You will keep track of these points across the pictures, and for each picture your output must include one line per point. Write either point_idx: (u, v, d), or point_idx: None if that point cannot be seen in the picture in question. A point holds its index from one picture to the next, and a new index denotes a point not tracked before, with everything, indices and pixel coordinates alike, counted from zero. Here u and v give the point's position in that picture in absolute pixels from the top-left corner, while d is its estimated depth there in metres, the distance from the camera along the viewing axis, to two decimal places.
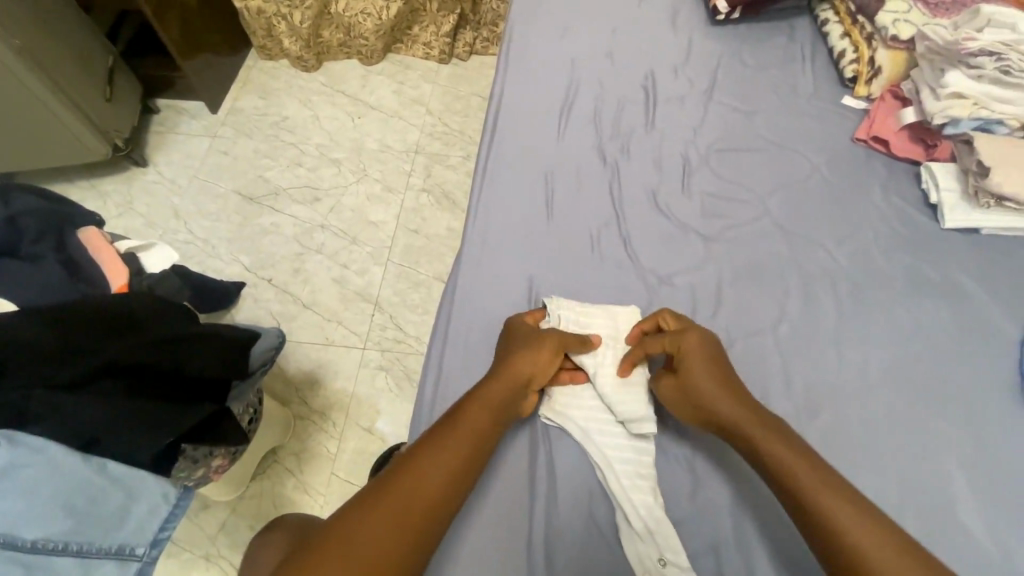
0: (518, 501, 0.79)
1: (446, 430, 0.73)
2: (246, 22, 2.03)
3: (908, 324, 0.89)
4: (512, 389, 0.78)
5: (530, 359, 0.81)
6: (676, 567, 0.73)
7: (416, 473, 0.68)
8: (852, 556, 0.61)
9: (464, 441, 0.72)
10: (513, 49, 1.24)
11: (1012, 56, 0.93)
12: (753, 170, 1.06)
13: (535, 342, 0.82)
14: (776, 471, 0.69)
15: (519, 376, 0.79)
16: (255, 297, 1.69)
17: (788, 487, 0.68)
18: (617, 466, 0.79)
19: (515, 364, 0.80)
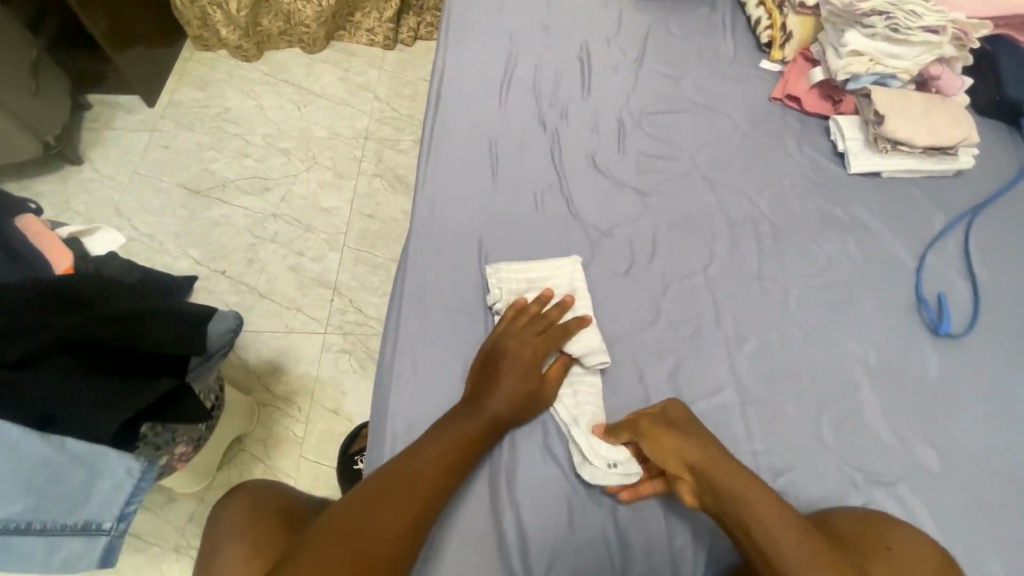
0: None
1: (442, 435, 0.77)
2: (179, 12, 1.98)
3: (822, 260, 0.99)
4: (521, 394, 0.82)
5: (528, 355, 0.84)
6: (622, 471, 0.80)
7: (412, 475, 0.73)
8: None
9: (459, 443, 0.77)
10: (451, 25, 1.28)
11: (898, 15, 1.03)
12: (682, 130, 1.14)
13: (534, 341, 0.85)
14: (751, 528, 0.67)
15: (521, 383, 0.82)
16: (209, 290, 1.67)
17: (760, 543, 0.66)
18: (565, 399, 0.85)
19: (516, 368, 0.83)
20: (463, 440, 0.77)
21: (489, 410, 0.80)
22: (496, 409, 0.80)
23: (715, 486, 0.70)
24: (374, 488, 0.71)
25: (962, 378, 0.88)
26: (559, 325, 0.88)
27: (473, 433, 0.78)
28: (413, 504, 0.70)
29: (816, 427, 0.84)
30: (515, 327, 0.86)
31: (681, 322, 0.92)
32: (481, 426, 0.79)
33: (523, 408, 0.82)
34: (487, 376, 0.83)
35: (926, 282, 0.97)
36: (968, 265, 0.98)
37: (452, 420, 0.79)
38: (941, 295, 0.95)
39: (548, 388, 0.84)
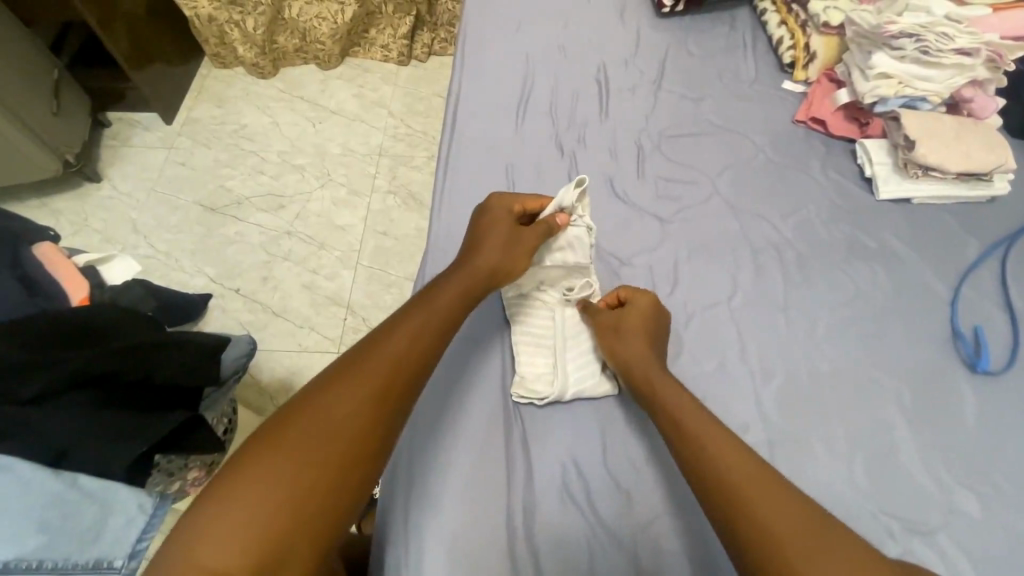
0: (489, 438, 0.85)
1: (428, 298, 0.79)
2: (198, 31, 2.00)
3: (850, 288, 0.95)
4: (498, 267, 0.85)
5: (502, 230, 0.87)
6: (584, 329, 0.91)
7: (399, 331, 0.74)
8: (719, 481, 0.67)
9: (446, 304, 0.79)
10: (467, 47, 1.27)
11: (928, 37, 1.00)
12: (704, 153, 1.11)
13: (506, 218, 0.89)
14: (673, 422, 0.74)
15: (502, 241, 0.86)
16: (223, 308, 1.67)
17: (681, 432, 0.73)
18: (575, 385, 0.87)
19: (495, 241, 0.86)
20: (449, 301, 0.80)
21: (473, 267, 0.84)
22: (480, 264, 0.84)
23: (686, 423, 0.73)
24: (366, 348, 0.72)
25: (1003, 416, 0.84)
26: (531, 198, 0.94)
27: (459, 289, 0.82)
28: (406, 359, 0.71)
29: (849, 469, 0.80)
30: (489, 200, 0.92)
31: (705, 356, 0.89)
32: (466, 284, 0.82)
33: (510, 263, 0.86)
34: (470, 245, 0.88)
35: (963, 314, 0.93)
36: (1005, 295, 0.94)
37: (428, 295, 0.80)
38: (978, 327, 0.91)
39: (531, 247, 0.88)
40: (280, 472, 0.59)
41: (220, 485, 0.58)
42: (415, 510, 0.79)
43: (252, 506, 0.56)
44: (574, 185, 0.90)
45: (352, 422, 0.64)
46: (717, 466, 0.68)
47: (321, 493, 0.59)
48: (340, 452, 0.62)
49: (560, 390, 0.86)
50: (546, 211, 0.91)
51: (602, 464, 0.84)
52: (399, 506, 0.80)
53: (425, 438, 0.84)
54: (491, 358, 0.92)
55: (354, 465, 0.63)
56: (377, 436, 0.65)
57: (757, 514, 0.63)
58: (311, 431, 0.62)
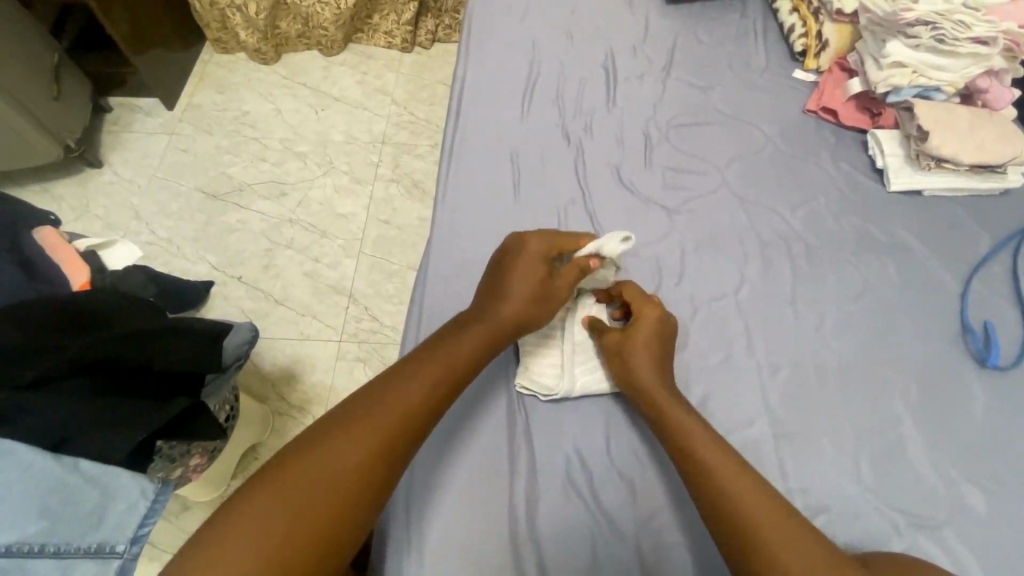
0: (495, 459, 0.82)
1: (447, 345, 0.77)
2: (198, 15, 1.98)
3: (859, 282, 0.94)
4: (519, 314, 0.81)
5: (529, 274, 0.83)
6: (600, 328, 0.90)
7: (414, 378, 0.71)
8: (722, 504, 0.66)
9: (464, 354, 0.76)
10: (473, 33, 1.25)
11: (945, 25, 0.98)
12: (712, 143, 1.09)
13: (536, 260, 0.85)
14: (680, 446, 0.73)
15: (528, 293, 0.82)
16: (225, 296, 1.66)
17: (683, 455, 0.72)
18: (585, 381, 0.86)
19: (521, 288, 0.82)
20: (464, 351, 0.76)
21: (495, 321, 0.81)
22: (503, 317, 0.81)
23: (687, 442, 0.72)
24: (379, 393, 0.69)
25: (1013, 413, 0.83)
26: (565, 236, 0.88)
27: (479, 333, 0.79)
28: (418, 407, 0.69)
29: (854, 463, 0.79)
30: (519, 238, 0.88)
31: (710, 348, 0.88)
32: (484, 334, 0.79)
33: (532, 314, 0.83)
34: (495, 287, 0.84)
35: (973, 309, 0.91)
36: (1017, 290, 0.93)
37: (447, 340, 0.77)
38: (988, 322, 0.89)
39: (558, 296, 0.85)
40: (265, 522, 0.57)
41: (219, 519, 0.57)
42: (415, 519, 0.77)
43: (239, 556, 0.54)
44: (619, 239, 0.84)
45: (354, 473, 0.62)
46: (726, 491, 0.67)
47: (316, 543, 0.58)
48: (335, 504, 0.60)
49: (568, 385, 0.85)
50: (581, 252, 0.86)
51: (605, 456, 0.83)
52: (397, 511, 0.78)
53: (429, 451, 0.82)
54: (499, 377, 0.89)
55: (341, 517, 0.60)
56: (378, 488, 0.64)
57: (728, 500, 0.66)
58: (308, 476, 0.61)
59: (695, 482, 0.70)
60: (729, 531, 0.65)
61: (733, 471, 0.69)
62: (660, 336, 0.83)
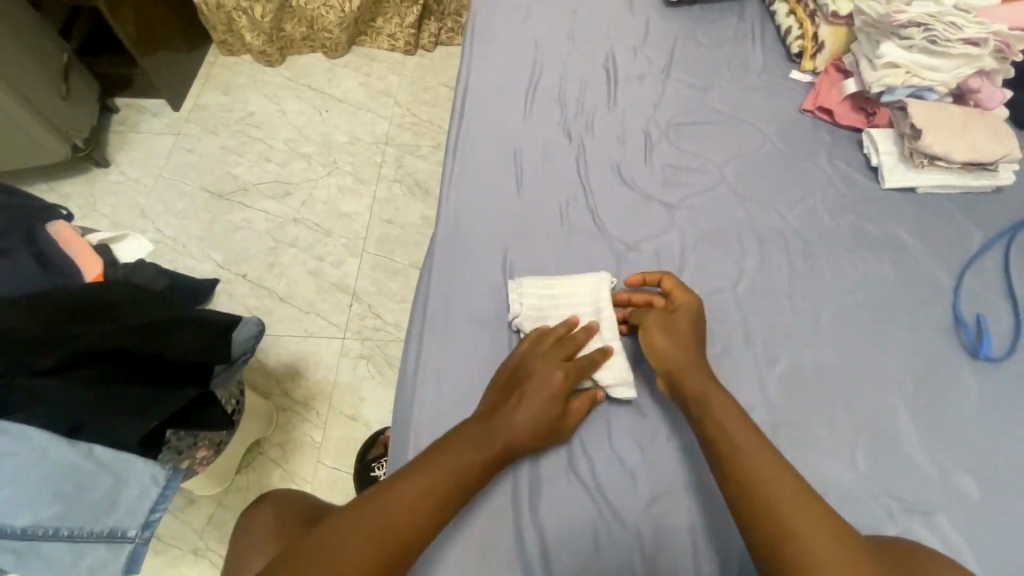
0: None
1: (452, 457, 0.75)
2: (205, 17, 2.01)
3: (854, 276, 0.96)
4: (527, 431, 0.79)
5: (541, 387, 0.81)
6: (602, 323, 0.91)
7: (413, 498, 0.71)
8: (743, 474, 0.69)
9: (465, 469, 0.75)
10: (477, 35, 1.28)
11: (937, 27, 1.01)
12: (710, 142, 1.12)
13: (550, 371, 0.82)
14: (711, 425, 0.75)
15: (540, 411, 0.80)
16: (231, 293, 1.68)
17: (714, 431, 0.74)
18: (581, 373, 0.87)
19: (532, 401, 0.80)
20: (469, 465, 0.75)
21: (503, 429, 0.78)
22: (512, 433, 0.78)
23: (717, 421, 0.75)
24: (378, 509, 0.70)
25: (1004, 404, 0.85)
26: (580, 339, 0.87)
27: (485, 449, 0.77)
28: (409, 532, 0.69)
29: (849, 451, 0.81)
30: (535, 343, 0.86)
31: (709, 340, 0.90)
32: (491, 450, 0.77)
33: (541, 431, 0.80)
34: (506, 393, 0.82)
35: (966, 303, 0.93)
36: (1009, 284, 0.95)
37: (453, 450, 0.76)
38: (980, 316, 0.92)
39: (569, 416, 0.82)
40: None
41: None
42: None
43: None
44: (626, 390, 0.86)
45: None
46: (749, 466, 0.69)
47: None
48: None
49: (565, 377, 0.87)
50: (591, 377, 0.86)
51: (607, 445, 0.85)
52: None
53: None
54: None
55: None
56: None
57: (750, 474, 0.69)
58: None
59: (720, 454, 0.72)
60: (749, 502, 0.67)
61: (773, 468, 0.69)
62: (696, 328, 0.86)
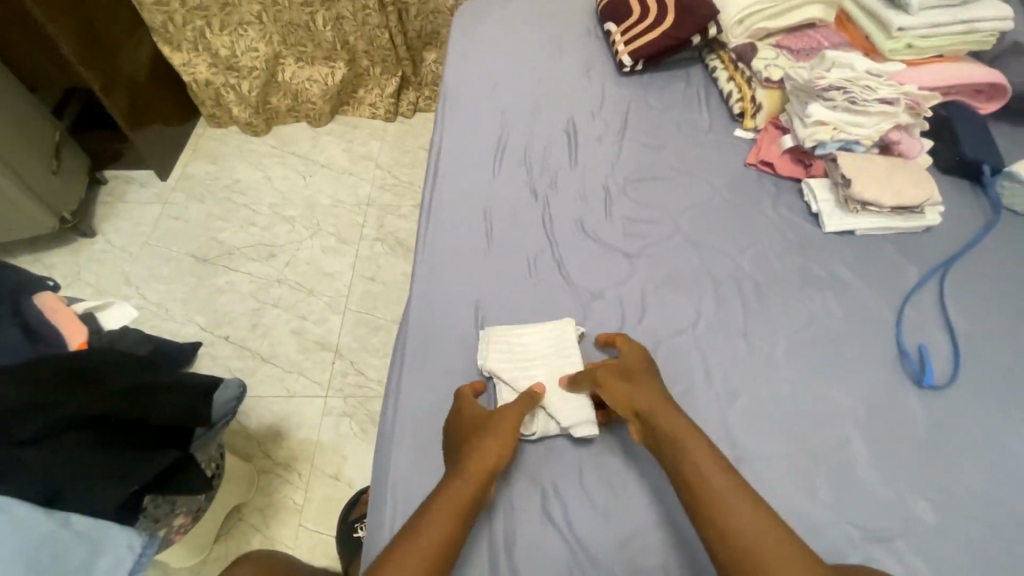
0: None
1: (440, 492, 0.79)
2: (194, 93, 2.15)
3: (804, 313, 1.02)
4: (493, 451, 0.82)
5: (484, 417, 0.87)
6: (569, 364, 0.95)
7: (417, 541, 0.74)
8: (724, 526, 0.71)
9: (455, 500, 0.78)
10: (448, 106, 1.39)
11: (854, 89, 1.14)
12: (665, 195, 1.21)
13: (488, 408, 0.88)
14: (692, 473, 0.77)
15: (485, 433, 0.84)
16: (213, 355, 1.70)
17: (695, 480, 0.76)
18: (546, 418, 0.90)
19: (484, 429, 0.85)
20: (458, 495, 0.78)
21: (468, 464, 0.81)
22: (481, 456, 0.81)
23: (695, 472, 0.76)
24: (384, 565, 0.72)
25: (951, 429, 0.90)
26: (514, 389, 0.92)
27: (462, 476, 0.80)
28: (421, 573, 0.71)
29: (809, 482, 0.85)
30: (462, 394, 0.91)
31: (672, 380, 0.95)
32: (469, 481, 0.79)
33: (502, 449, 0.83)
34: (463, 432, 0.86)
35: (908, 335, 1.00)
36: (945, 315, 1.02)
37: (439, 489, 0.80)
38: (922, 346, 0.98)
39: (515, 426, 0.86)
40: None
41: None
42: None
43: None
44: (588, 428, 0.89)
45: None
46: (724, 518, 0.72)
47: None
48: None
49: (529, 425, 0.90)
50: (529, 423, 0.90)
51: (579, 487, 0.87)
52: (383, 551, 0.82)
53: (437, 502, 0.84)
54: None
55: None
56: None
57: (731, 529, 0.71)
58: None
59: (704, 508, 0.74)
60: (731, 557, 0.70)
61: (746, 514, 0.72)
62: (648, 370, 0.90)
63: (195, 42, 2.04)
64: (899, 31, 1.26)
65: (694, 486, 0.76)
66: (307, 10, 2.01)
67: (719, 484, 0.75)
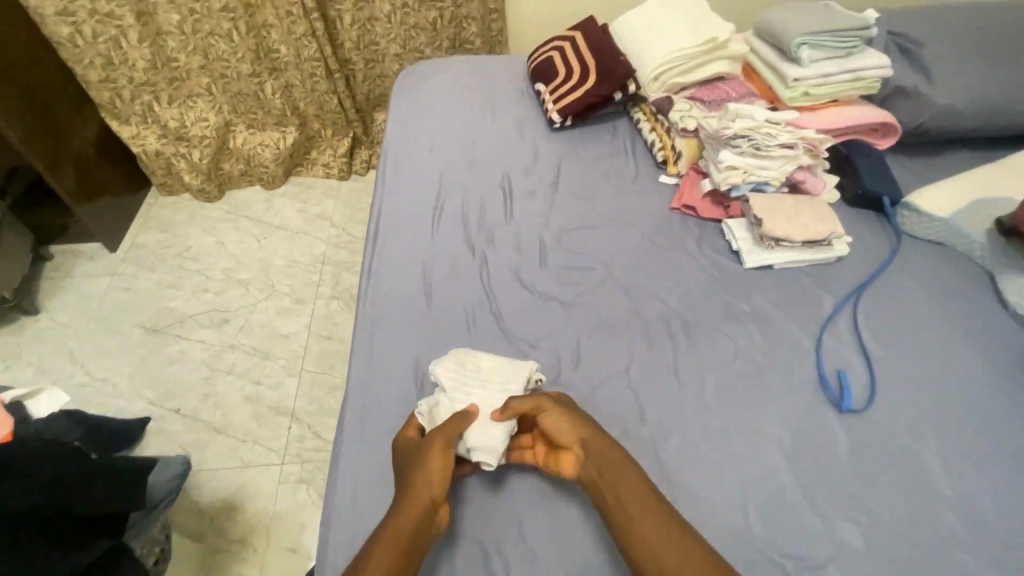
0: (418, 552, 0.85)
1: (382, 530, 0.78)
2: (145, 164, 2.16)
3: (730, 348, 1.08)
4: (432, 482, 0.82)
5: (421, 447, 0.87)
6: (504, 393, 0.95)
7: None
8: (657, 559, 0.74)
9: (398, 536, 0.77)
10: (389, 170, 1.46)
11: (757, 136, 1.23)
12: (596, 243, 1.27)
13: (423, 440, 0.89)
14: (628, 508, 0.79)
15: (422, 465, 0.84)
16: (163, 430, 1.65)
17: (631, 515, 0.78)
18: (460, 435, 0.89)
19: (421, 461, 0.85)
20: (400, 532, 0.77)
21: (409, 499, 0.81)
22: (421, 490, 0.81)
23: (630, 506, 0.79)
24: None
25: (871, 451, 0.94)
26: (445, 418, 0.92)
27: (403, 512, 0.79)
28: None
29: (742, 516, 0.87)
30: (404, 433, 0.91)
31: (609, 425, 0.97)
32: (410, 517, 0.79)
33: (438, 478, 0.83)
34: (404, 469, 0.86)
35: (827, 362, 1.06)
36: (860, 340, 1.09)
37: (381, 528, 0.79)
38: (840, 372, 1.04)
39: (447, 453, 0.86)
40: None
41: None
42: None
43: None
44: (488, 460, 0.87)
45: None
46: (659, 552, 0.74)
47: None
48: None
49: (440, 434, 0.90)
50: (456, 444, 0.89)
51: (521, 542, 0.87)
52: None
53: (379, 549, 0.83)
54: None
55: None
56: None
57: (665, 561, 0.73)
58: None
59: (639, 542, 0.76)
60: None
61: (679, 545, 0.75)
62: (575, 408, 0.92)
63: (144, 115, 2.08)
64: (795, 81, 1.38)
65: (630, 521, 0.78)
66: (256, 80, 2.09)
67: (656, 517, 0.78)
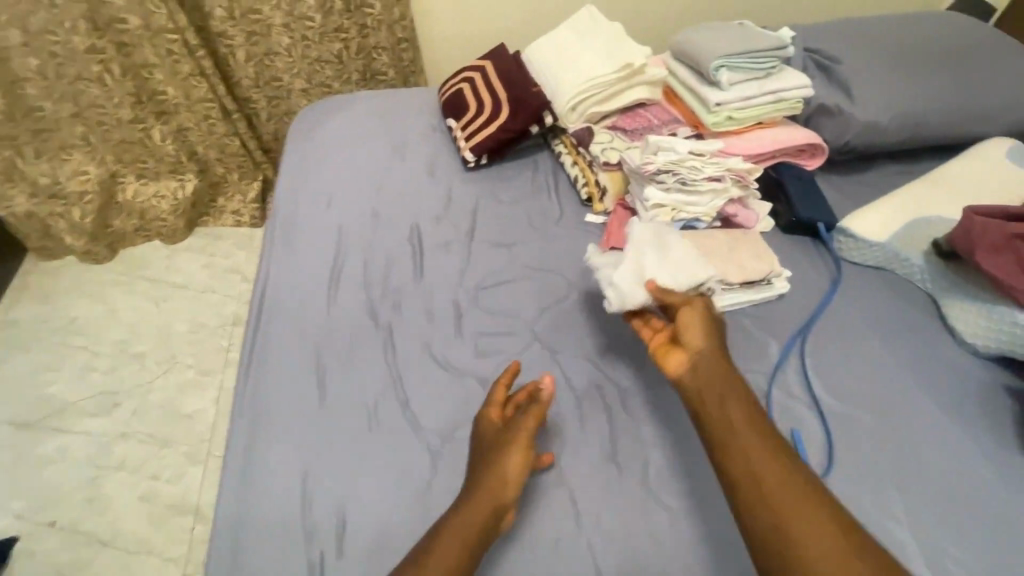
0: None
1: (451, 518, 0.77)
2: (14, 228, 1.84)
3: (673, 417, 0.95)
4: (512, 471, 0.82)
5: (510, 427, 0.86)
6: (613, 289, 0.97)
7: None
8: (773, 508, 0.69)
9: (470, 526, 0.76)
10: (279, 229, 1.27)
11: (682, 171, 1.13)
12: (520, 299, 1.12)
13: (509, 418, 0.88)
14: (739, 450, 0.75)
15: (504, 450, 0.83)
16: (35, 553, 1.36)
17: (744, 457, 0.74)
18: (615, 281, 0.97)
19: (499, 447, 0.84)
20: (467, 525, 0.76)
21: (486, 486, 0.80)
22: (505, 476, 0.81)
23: (744, 448, 0.74)
24: None
25: None
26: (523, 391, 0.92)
27: (471, 502, 0.78)
28: None
29: None
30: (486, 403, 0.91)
31: (540, 534, 0.83)
32: (480, 507, 0.78)
33: (509, 471, 0.81)
34: (486, 450, 0.85)
35: (779, 421, 0.95)
36: (810, 391, 0.99)
37: (448, 517, 0.77)
38: (794, 432, 0.93)
39: (529, 441, 0.85)
40: None
41: None
42: None
43: None
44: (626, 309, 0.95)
45: None
46: (777, 500, 0.70)
47: None
48: None
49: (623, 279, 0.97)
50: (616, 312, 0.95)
51: None
52: None
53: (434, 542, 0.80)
54: None
55: None
56: None
57: (781, 509, 0.69)
58: None
59: (752, 483, 0.72)
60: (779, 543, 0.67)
61: (796, 492, 0.70)
62: (712, 324, 0.91)
63: (6, 173, 1.75)
64: (716, 106, 1.30)
65: (743, 463, 0.73)
66: (141, 126, 1.85)
67: (772, 458, 0.73)
